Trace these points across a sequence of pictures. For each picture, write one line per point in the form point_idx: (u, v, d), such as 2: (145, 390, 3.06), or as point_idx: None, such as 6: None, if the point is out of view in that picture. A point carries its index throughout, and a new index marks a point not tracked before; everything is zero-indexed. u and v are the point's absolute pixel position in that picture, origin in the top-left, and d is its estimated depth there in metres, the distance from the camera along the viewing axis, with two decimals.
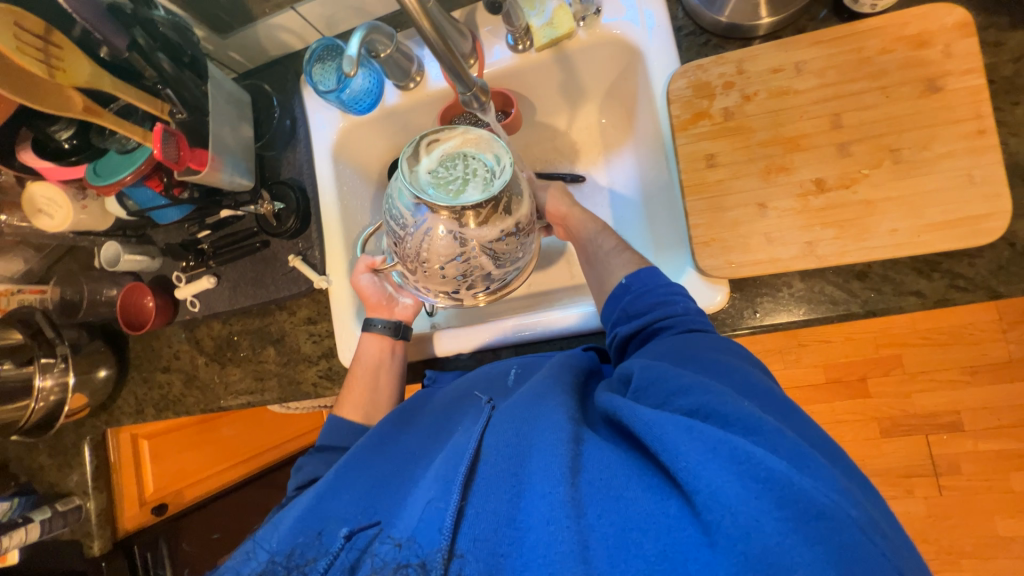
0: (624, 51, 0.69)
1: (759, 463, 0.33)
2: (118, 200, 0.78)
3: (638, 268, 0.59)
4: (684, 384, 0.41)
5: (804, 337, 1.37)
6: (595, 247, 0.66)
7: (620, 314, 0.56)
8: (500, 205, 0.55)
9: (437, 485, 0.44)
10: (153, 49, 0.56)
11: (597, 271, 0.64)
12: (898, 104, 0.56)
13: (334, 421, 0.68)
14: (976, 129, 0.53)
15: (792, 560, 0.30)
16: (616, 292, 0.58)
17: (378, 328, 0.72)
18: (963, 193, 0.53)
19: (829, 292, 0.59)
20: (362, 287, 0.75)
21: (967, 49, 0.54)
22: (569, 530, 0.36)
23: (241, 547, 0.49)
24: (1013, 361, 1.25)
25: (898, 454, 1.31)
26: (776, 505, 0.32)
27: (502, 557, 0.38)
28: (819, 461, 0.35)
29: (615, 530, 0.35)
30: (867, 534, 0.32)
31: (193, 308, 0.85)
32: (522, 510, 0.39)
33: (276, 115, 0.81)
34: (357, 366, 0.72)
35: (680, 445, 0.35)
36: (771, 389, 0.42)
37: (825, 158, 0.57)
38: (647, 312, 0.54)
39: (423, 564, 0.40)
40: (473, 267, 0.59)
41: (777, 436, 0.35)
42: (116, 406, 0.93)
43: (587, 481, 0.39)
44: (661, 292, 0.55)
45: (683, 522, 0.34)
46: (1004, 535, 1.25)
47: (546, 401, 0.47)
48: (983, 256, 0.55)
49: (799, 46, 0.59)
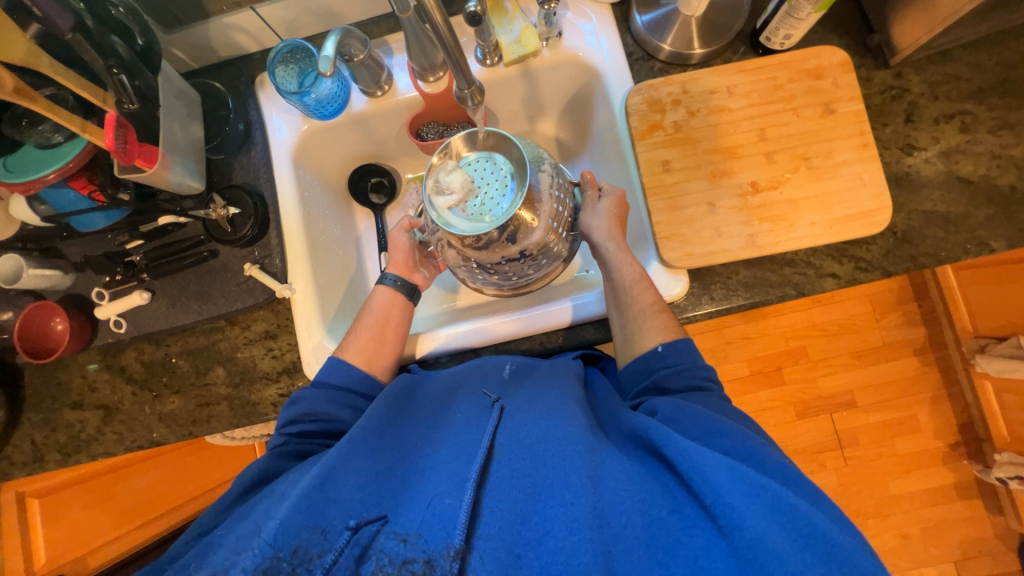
0: (583, 71, 0.77)
1: (804, 519, 0.36)
2: (27, 203, 0.67)
3: (674, 336, 0.61)
4: (722, 428, 0.46)
5: (730, 335, 1.54)
6: (629, 296, 0.64)
7: (653, 385, 0.59)
8: (504, 232, 0.62)
9: (449, 479, 0.43)
10: (104, 31, 0.53)
11: (625, 320, 0.64)
12: (806, 122, 0.68)
13: (337, 362, 0.65)
14: (861, 143, 0.68)
15: None
16: (649, 357, 0.60)
17: (390, 282, 0.73)
18: (858, 193, 0.66)
19: (769, 278, 0.69)
20: (393, 241, 0.76)
21: (850, 82, 0.69)
22: (592, 540, 0.37)
23: (239, 530, 0.44)
24: (887, 344, 1.51)
25: (812, 433, 1.51)
26: (820, 561, 0.34)
27: (515, 557, 0.38)
28: (848, 527, 0.39)
29: (641, 547, 0.37)
30: None
31: (118, 329, 0.74)
32: (541, 509, 0.40)
33: (228, 118, 0.76)
34: (366, 316, 0.70)
35: (723, 482, 0.38)
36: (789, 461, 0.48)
37: (756, 164, 0.68)
38: (680, 389, 0.57)
39: (429, 560, 0.38)
40: (477, 273, 0.69)
41: (810, 497, 0.40)
42: (1, 456, 0.76)
43: (610, 491, 0.41)
44: (696, 375, 0.58)
45: (714, 554, 0.36)
46: (895, 493, 1.47)
47: (577, 418, 0.48)
48: (876, 243, 0.69)
49: (729, 73, 0.70)
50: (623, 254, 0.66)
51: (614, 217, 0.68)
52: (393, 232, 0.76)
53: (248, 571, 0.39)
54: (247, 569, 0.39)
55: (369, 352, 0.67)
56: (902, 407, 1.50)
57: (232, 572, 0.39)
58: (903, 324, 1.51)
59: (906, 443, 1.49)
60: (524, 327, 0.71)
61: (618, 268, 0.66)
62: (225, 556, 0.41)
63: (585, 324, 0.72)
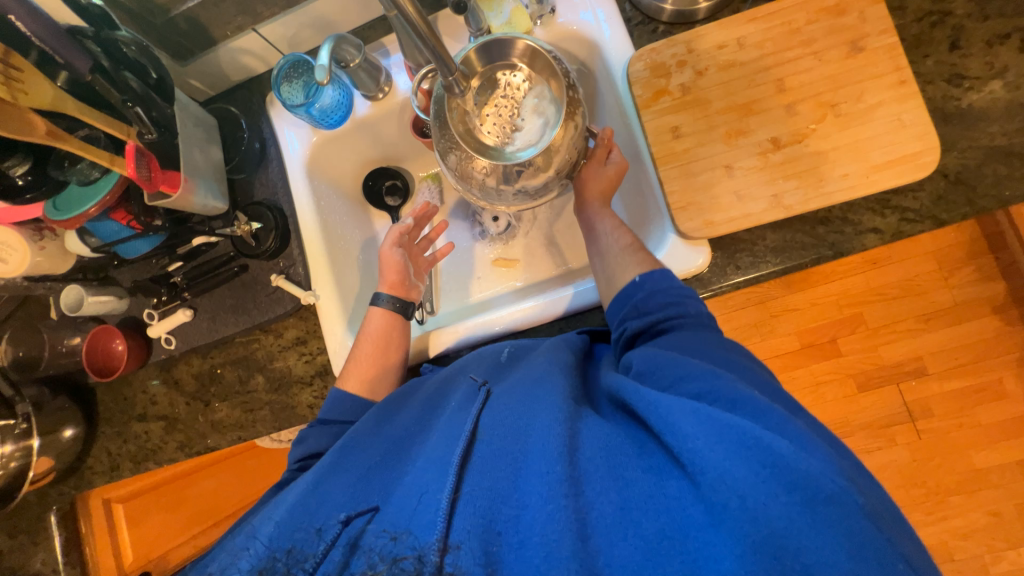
0: (581, 45, 0.75)
1: (768, 449, 0.32)
2: (80, 238, 0.74)
3: (651, 268, 0.60)
4: (696, 371, 0.41)
5: (774, 308, 1.44)
6: (608, 241, 0.67)
7: (631, 310, 0.56)
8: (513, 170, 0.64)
9: (433, 466, 0.43)
10: (118, 69, 0.57)
11: (605, 265, 0.65)
12: (831, 65, 0.62)
13: (337, 396, 0.66)
14: (897, 80, 0.61)
15: (798, 543, 0.30)
16: (627, 288, 0.58)
17: (383, 303, 0.73)
18: (898, 136, 0.60)
19: (800, 240, 0.64)
20: (387, 260, 0.75)
21: (878, 14, 0.62)
22: (566, 508, 0.35)
23: (236, 542, 0.46)
24: (959, 303, 1.36)
25: (876, 406, 1.39)
26: (784, 490, 0.31)
27: (496, 534, 0.37)
28: (824, 448, 0.34)
29: (616, 508, 0.35)
30: (874, 521, 0.31)
31: (169, 345, 0.80)
32: (520, 485, 0.38)
33: (244, 138, 0.80)
34: (362, 340, 0.71)
35: (685, 427, 0.35)
36: (777, 387, 0.43)
37: (776, 119, 0.63)
38: (658, 310, 0.54)
39: (419, 557, 0.37)
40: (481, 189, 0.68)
41: (784, 422, 0.35)
42: (85, 466, 0.85)
43: (586, 458, 0.38)
44: (673, 293, 0.54)
45: (686, 501, 0.34)
46: (980, 467, 1.33)
47: (552, 387, 0.46)
48: (924, 189, 0.62)
49: (738, 23, 0.65)
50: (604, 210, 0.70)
51: (608, 181, 0.70)
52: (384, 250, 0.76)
53: (247, 570, 0.41)
54: (246, 567, 0.42)
55: (370, 379, 0.68)
56: (982, 371, 1.35)
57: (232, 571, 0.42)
58: (977, 280, 1.35)
59: (990, 411, 1.34)
60: (544, 313, 0.71)
61: (599, 222, 0.69)
62: (225, 559, 0.44)
63: (595, 309, 0.71)
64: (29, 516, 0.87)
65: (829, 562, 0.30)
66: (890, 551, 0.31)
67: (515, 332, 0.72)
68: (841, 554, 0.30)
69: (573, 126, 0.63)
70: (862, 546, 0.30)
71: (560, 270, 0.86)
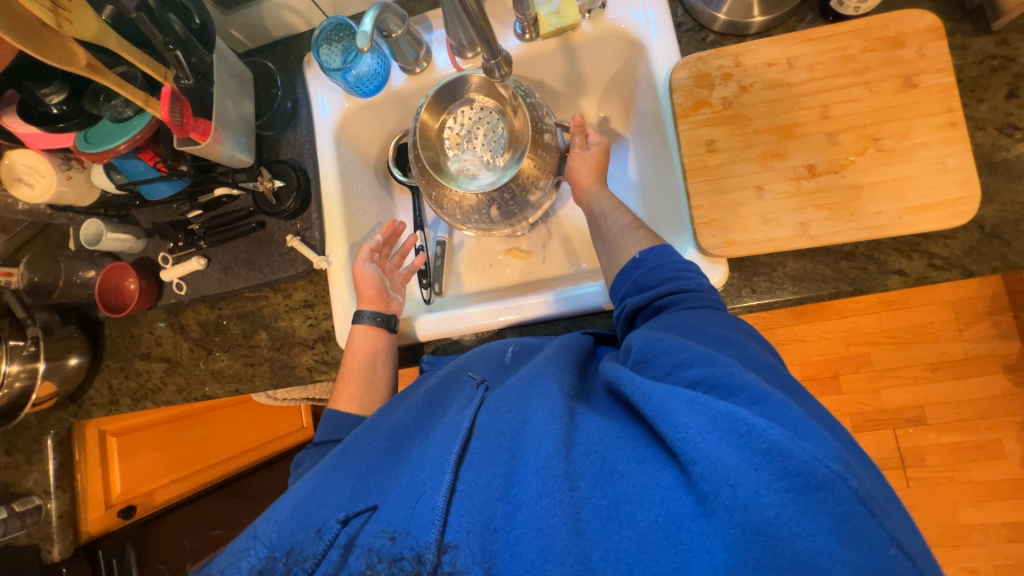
0: (626, 44, 0.74)
1: (760, 436, 0.32)
2: (106, 172, 0.75)
3: (652, 245, 0.60)
4: (692, 356, 0.41)
5: (781, 337, 1.42)
6: (608, 222, 0.67)
7: (632, 287, 0.57)
8: (503, 191, 0.71)
9: (432, 462, 0.43)
10: (163, 10, 0.57)
11: (607, 246, 0.66)
12: (880, 97, 0.60)
13: (332, 415, 0.67)
14: (947, 122, 0.59)
15: (792, 531, 0.30)
16: (628, 265, 0.59)
17: (365, 320, 0.72)
18: (939, 179, 0.58)
19: (821, 271, 0.63)
20: (362, 276, 0.74)
21: (938, 51, 0.60)
22: (561, 502, 0.35)
23: (234, 543, 0.45)
24: (970, 357, 1.33)
25: (869, 448, 1.38)
26: (777, 477, 0.31)
27: (493, 531, 0.36)
28: (821, 433, 0.34)
29: (610, 504, 0.35)
30: (868, 505, 0.31)
31: (179, 291, 0.81)
32: (516, 482, 0.38)
33: (277, 95, 0.80)
34: (349, 356, 0.71)
35: (678, 417, 0.35)
36: (776, 367, 0.43)
37: (815, 145, 0.61)
38: (658, 285, 0.55)
39: (417, 557, 0.36)
40: (472, 212, 0.73)
41: (780, 407, 0.35)
42: (86, 396, 0.87)
43: (580, 454, 0.39)
44: (674, 267, 0.55)
45: (678, 492, 0.34)
46: (966, 523, 1.32)
47: (548, 382, 0.46)
48: (956, 237, 0.60)
49: (791, 42, 0.63)
50: (602, 191, 0.70)
51: (596, 162, 0.71)
52: (358, 266, 0.75)
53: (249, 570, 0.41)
54: (247, 568, 0.42)
55: (361, 398, 0.69)
56: (984, 429, 1.33)
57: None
58: (992, 336, 1.32)
59: (985, 470, 1.32)
60: (551, 311, 0.71)
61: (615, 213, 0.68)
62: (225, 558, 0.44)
63: (602, 313, 0.71)
64: (27, 436, 0.90)
65: (821, 550, 0.29)
66: (883, 537, 0.31)
67: (520, 325, 0.72)
68: (835, 541, 0.30)
69: (550, 126, 0.73)
70: (854, 534, 0.30)
71: (570, 269, 0.86)
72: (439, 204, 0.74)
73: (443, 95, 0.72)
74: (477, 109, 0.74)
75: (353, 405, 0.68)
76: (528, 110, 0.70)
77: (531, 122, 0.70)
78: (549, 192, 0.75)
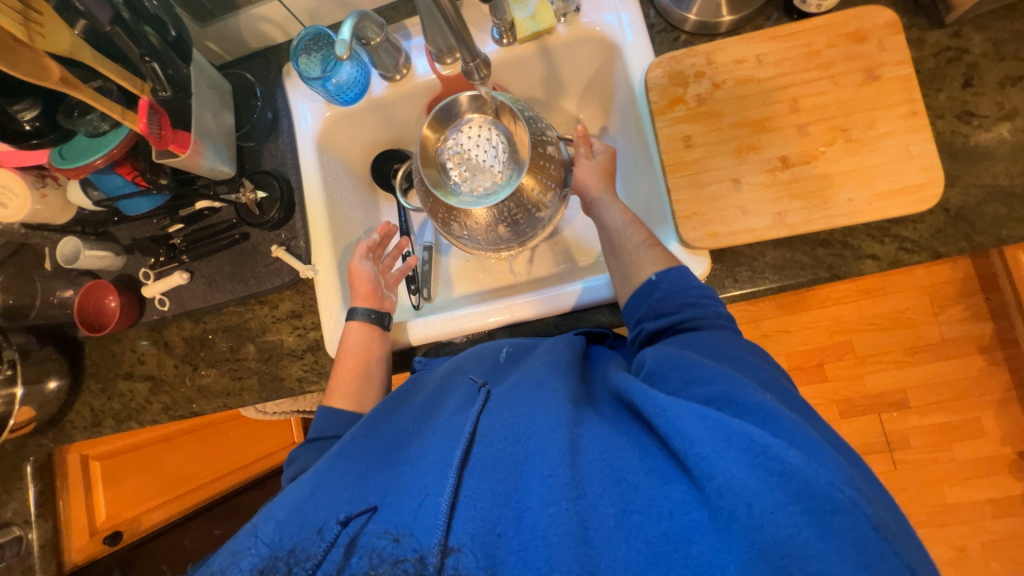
0: (602, 47, 0.76)
1: (776, 457, 0.33)
2: (82, 189, 0.74)
3: (668, 265, 0.61)
4: (707, 373, 0.42)
5: (766, 328, 1.45)
6: (622, 239, 0.67)
7: (647, 310, 0.58)
8: (520, 206, 0.69)
9: (433, 468, 0.42)
10: (139, 22, 0.57)
11: (621, 264, 0.65)
12: (845, 90, 0.63)
13: (324, 412, 0.66)
14: (908, 111, 0.61)
15: (804, 551, 0.31)
16: (644, 287, 0.60)
17: (360, 316, 0.71)
18: (904, 166, 0.60)
19: (799, 259, 0.65)
20: (357, 272, 0.75)
21: (897, 44, 0.63)
22: (567, 511, 0.36)
23: (235, 542, 0.44)
24: (946, 340, 1.38)
25: (855, 433, 1.41)
26: (792, 499, 0.32)
27: (497, 536, 0.36)
28: (833, 456, 0.35)
29: (618, 512, 0.36)
30: (879, 531, 0.33)
31: (162, 307, 0.80)
32: (521, 488, 0.39)
33: (257, 106, 0.79)
34: (344, 354, 0.70)
35: (694, 432, 0.36)
36: (787, 390, 0.44)
37: (787, 138, 0.63)
38: (676, 311, 0.56)
39: (421, 559, 0.36)
40: (489, 231, 0.70)
41: (795, 430, 0.36)
42: (66, 420, 0.85)
43: (587, 461, 0.39)
44: (692, 294, 0.56)
45: (689, 506, 0.34)
46: (951, 501, 1.36)
47: (554, 390, 0.46)
48: (924, 221, 0.63)
49: (760, 40, 0.66)
50: (615, 204, 0.70)
51: (603, 168, 0.73)
52: (355, 261, 0.75)
53: (249, 569, 0.41)
54: (247, 567, 0.41)
55: (357, 391, 0.68)
56: (963, 409, 1.37)
57: (231, 571, 0.41)
58: (965, 319, 1.37)
59: (966, 448, 1.36)
60: (542, 310, 0.72)
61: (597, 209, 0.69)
62: (224, 556, 0.43)
63: (591, 309, 0.72)
64: (5, 464, 0.87)
65: (833, 571, 0.31)
66: (896, 564, 0.33)
67: (509, 326, 0.73)
68: (846, 563, 0.31)
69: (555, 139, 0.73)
70: (864, 555, 0.32)
71: (559, 269, 0.87)
72: (450, 226, 0.72)
73: (445, 115, 0.72)
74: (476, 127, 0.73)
75: (348, 401, 0.67)
76: (529, 125, 0.70)
77: (532, 137, 0.69)
78: (560, 203, 0.74)
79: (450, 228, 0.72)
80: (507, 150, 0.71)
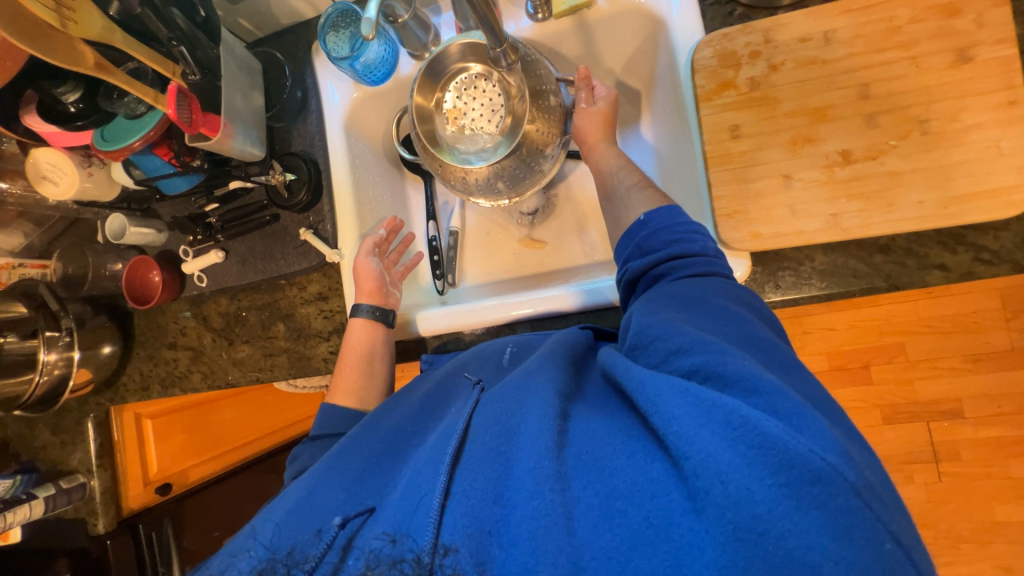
0: (646, 22, 0.69)
1: (754, 429, 0.31)
2: (124, 168, 0.77)
3: (660, 205, 0.58)
4: (690, 340, 0.40)
5: (808, 325, 1.36)
6: (615, 181, 0.65)
7: (634, 250, 0.55)
8: (513, 162, 0.67)
9: (427, 467, 0.42)
10: (167, 5, 0.56)
11: (614, 207, 0.64)
12: (929, 74, 0.55)
13: (328, 409, 0.68)
14: (1005, 100, 0.53)
15: (785, 527, 0.29)
16: (631, 228, 0.56)
17: (364, 313, 0.72)
18: (992, 165, 0.52)
19: (853, 265, 0.59)
20: (362, 269, 0.74)
21: (1000, 19, 0.54)
22: (552, 502, 0.34)
23: (235, 543, 0.46)
24: (1016, 349, 1.25)
25: (898, 441, 1.32)
26: (771, 472, 0.30)
27: (486, 533, 0.35)
28: (818, 422, 0.33)
29: (602, 500, 0.34)
30: (864, 498, 0.30)
31: (200, 283, 0.83)
32: (510, 484, 0.37)
33: (286, 85, 0.79)
34: (348, 350, 0.72)
35: (671, 409, 0.34)
36: (778, 346, 0.42)
37: (851, 129, 0.56)
38: (661, 248, 0.52)
39: (418, 559, 0.35)
40: (486, 188, 0.69)
41: (776, 398, 0.34)
42: (120, 383, 0.92)
43: (573, 454, 0.37)
44: (678, 230, 0.53)
45: (669, 486, 0.33)
46: (1001, 520, 1.27)
47: (543, 379, 0.45)
48: (1009, 229, 0.55)
49: (829, 14, 0.58)
50: (611, 148, 0.68)
51: (605, 118, 0.68)
52: (361, 258, 0.74)
53: (247, 570, 0.40)
54: (246, 569, 0.41)
55: (359, 390, 0.70)
56: None
57: (231, 572, 0.41)
58: None
59: None
60: (566, 304, 0.69)
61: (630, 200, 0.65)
62: (221, 561, 0.44)
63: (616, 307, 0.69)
64: (70, 418, 0.96)
65: (814, 546, 0.29)
66: (877, 530, 0.30)
67: (534, 320, 0.71)
68: (827, 535, 0.29)
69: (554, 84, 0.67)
70: (848, 529, 0.30)
71: (586, 260, 0.83)
72: (444, 175, 0.69)
73: (438, 66, 0.69)
74: (473, 78, 0.71)
75: (351, 399, 0.69)
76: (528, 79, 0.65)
77: (528, 90, 0.65)
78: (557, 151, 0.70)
79: (445, 178, 0.70)
80: (506, 105, 0.68)
